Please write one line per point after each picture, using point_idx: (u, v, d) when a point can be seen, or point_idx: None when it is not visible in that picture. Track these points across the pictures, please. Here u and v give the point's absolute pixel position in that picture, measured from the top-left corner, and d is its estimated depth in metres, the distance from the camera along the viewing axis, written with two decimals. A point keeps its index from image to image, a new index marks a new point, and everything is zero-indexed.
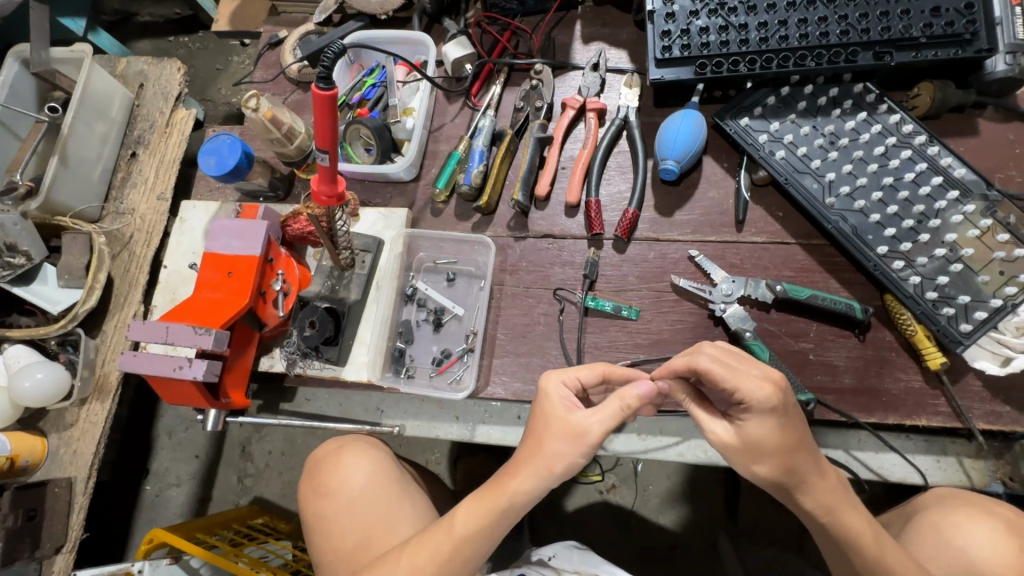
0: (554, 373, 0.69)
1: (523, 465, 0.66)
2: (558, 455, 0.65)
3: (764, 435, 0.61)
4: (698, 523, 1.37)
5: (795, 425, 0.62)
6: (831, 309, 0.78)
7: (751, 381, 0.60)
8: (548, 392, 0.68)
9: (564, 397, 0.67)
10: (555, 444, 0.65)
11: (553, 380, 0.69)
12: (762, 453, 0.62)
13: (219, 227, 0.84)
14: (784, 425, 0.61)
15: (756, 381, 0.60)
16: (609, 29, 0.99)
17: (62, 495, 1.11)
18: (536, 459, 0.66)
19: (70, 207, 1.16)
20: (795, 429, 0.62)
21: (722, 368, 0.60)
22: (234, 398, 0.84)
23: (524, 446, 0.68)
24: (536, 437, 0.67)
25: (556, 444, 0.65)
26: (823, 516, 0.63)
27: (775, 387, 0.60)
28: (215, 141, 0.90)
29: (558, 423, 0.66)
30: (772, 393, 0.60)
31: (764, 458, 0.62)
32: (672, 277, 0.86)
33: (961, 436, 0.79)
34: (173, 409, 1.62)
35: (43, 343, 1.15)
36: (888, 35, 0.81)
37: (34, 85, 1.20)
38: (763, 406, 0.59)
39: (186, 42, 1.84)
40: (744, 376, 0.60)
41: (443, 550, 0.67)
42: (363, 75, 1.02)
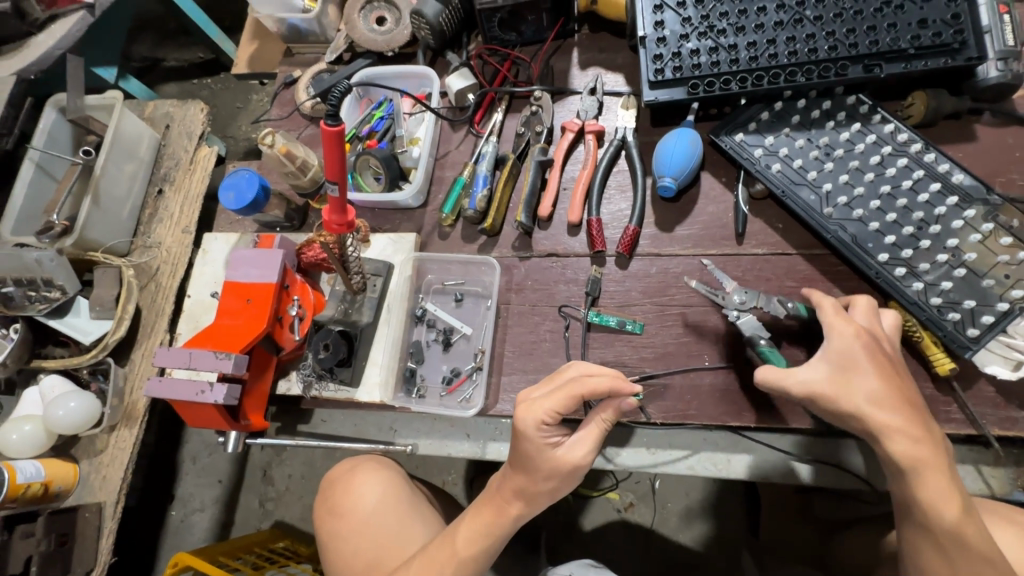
0: (532, 419, 0.67)
1: (513, 489, 0.72)
2: (550, 484, 0.70)
3: (856, 363, 0.63)
4: (720, 541, 1.35)
5: (887, 363, 0.64)
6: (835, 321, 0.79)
7: (839, 312, 0.66)
8: (531, 435, 0.67)
9: (544, 433, 0.68)
10: (545, 481, 0.70)
11: (529, 422, 0.67)
12: (856, 385, 0.62)
13: (237, 257, 0.89)
14: (874, 359, 0.63)
15: (844, 317, 0.66)
16: (606, 54, 1.03)
17: (92, 519, 1.16)
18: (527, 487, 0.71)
19: (102, 242, 1.23)
20: (886, 369, 0.63)
21: (823, 300, 0.69)
22: (253, 421, 0.88)
23: (510, 478, 0.73)
24: (526, 472, 0.70)
25: (550, 480, 0.70)
26: (907, 472, 0.62)
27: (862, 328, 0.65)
28: (234, 176, 0.96)
29: (548, 464, 0.69)
30: (859, 329, 0.64)
31: (858, 393, 0.62)
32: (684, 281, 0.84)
33: (979, 443, 0.77)
34: (197, 434, 1.67)
35: (76, 372, 1.21)
36: (876, 48, 0.83)
37: (70, 130, 1.28)
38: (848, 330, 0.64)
39: (208, 83, 1.96)
40: (827, 307, 0.67)
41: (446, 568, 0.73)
42: (371, 109, 1.07)
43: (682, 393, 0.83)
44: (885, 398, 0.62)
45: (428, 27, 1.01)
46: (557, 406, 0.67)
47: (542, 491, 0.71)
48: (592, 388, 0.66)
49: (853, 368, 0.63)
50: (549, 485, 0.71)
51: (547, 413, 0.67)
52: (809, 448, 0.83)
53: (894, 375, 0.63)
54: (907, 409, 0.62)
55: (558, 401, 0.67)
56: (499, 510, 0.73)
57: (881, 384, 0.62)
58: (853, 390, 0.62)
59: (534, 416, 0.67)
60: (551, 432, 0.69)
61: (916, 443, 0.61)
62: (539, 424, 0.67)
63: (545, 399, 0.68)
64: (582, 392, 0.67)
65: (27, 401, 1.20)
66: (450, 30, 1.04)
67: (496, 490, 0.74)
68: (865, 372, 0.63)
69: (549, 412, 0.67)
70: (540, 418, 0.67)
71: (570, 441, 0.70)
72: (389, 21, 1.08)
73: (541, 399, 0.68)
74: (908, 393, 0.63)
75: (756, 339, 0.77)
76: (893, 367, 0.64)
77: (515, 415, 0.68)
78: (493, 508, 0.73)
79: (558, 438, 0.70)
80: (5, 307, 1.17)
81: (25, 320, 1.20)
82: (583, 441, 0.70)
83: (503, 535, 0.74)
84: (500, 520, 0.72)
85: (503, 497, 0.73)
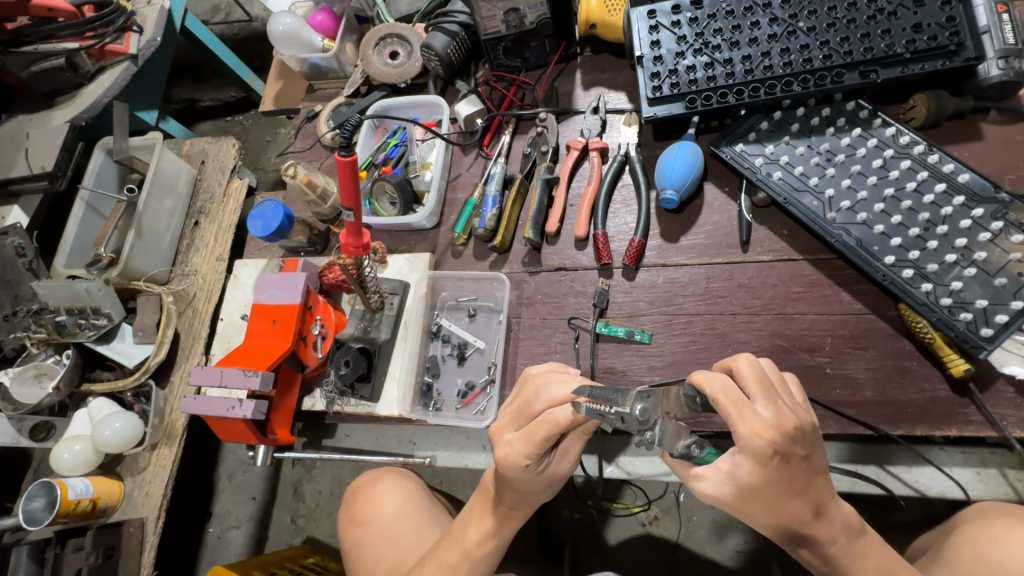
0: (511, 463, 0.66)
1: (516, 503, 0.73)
2: (543, 493, 0.74)
3: (764, 483, 0.52)
4: (750, 555, 1.32)
5: (799, 466, 0.52)
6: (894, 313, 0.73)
7: (750, 422, 0.50)
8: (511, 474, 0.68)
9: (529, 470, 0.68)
10: (537, 493, 0.74)
11: (512, 467, 0.67)
12: (759, 498, 0.54)
13: (265, 280, 0.95)
14: (783, 475, 0.51)
15: (755, 425, 0.50)
16: (607, 74, 1.07)
17: (135, 534, 1.22)
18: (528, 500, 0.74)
19: (144, 271, 1.33)
20: (795, 478, 0.52)
21: (729, 403, 0.51)
22: (280, 435, 0.93)
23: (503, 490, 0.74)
24: (514, 487, 0.72)
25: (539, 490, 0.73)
26: (823, 564, 0.61)
27: (780, 434, 0.50)
28: (261, 207, 1.03)
29: (532, 486, 0.72)
30: (773, 440, 0.50)
31: (756, 507, 0.54)
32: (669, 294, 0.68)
33: (1003, 446, 0.76)
34: (232, 453, 1.74)
35: (121, 395, 1.29)
36: (871, 54, 0.84)
37: (116, 170, 1.40)
38: (766, 449, 0.50)
39: (240, 120, 2.08)
40: (737, 416, 0.50)
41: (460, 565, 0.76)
42: (386, 137, 1.14)
43: None
44: (785, 506, 0.54)
45: (437, 58, 1.08)
46: (530, 449, 0.65)
47: (536, 495, 0.74)
48: (562, 427, 0.62)
49: (759, 485, 0.52)
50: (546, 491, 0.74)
51: (523, 459, 0.66)
52: (862, 455, 0.80)
53: (802, 477, 0.53)
54: (814, 511, 0.55)
55: (532, 445, 0.64)
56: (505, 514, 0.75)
57: (787, 497, 0.53)
58: (752, 503, 0.54)
59: (513, 460, 0.66)
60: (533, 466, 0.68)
61: (825, 542, 0.58)
62: (519, 466, 0.67)
63: (518, 442, 0.66)
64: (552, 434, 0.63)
65: (78, 421, 1.29)
66: (458, 59, 1.10)
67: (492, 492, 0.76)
68: (772, 490, 0.52)
69: (524, 456, 0.66)
70: (520, 462, 0.66)
71: (554, 460, 0.71)
72: (402, 55, 1.14)
73: (516, 442, 0.66)
74: (815, 483, 0.54)
75: (686, 451, 0.55)
76: (806, 466, 0.53)
77: (496, 456, 0.68)
78: (494, 514, 0.75)
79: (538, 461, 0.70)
80: (58, 334, 1.25)
81: (75, 346, 1.27)
82: (563, 460, 0.71)
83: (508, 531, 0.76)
84: (505, 522, 0.75)
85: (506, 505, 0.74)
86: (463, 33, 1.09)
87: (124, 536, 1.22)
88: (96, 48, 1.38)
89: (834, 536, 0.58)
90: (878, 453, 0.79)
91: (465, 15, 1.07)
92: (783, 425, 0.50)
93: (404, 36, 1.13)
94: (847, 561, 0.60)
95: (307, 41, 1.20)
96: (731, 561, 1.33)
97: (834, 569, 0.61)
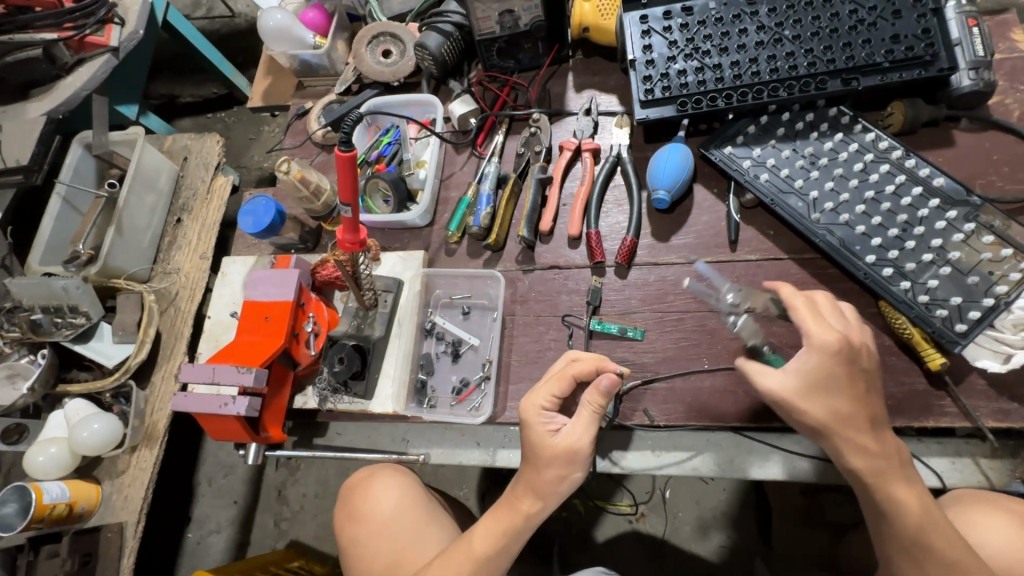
0: (530, 403, 0.76)
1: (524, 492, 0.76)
2: (559, 477, 0.74)
3: (827, 378, 0.65)
4: (735, 550, 1.34)
5: (860, 375, 0.66)
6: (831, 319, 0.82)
7: (820, 324, 0.66)
8: (530, 421, 0.75)
9: (545, 418, 0.75)
10: (548, 469, 0.74)
11: (532, 409, 0.76)
12: (818, 394, 0.66)
13: (255, 277, 0.94)
14: (846, 378, 0.65)
15: (824, 326, 0.66)
16: (599, 77, 1.09)
17: (114, 539, 1.19)
18: (537, 490, 0.75)
19: (124, 269, 1.29)
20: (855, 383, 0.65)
21: (804, 308, 0.68)
22: (272, 433, 0.92)
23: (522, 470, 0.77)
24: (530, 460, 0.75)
25: (555, 470, 0.74)
26: (869, 476, 0.67)
27: (843, 337, 0.65)
28: (251, 203, 1.01)
29: (546, 452, 0.73)
30: (839, 340, 0.65)
31: (818, 406, 0.66)
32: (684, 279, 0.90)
33: (975, 436, 0.80)
34: (213, 456, 1.70)
35: (99, 395, 1.26)
36: (853, 63, 0.88)
37: (94, 165, 1.36)
38: (831, 347, 0.65)
39: (222, 117, 2.05)
40: (814, 316, 0.67)
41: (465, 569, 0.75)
42: (379, 135, 1.14)
43: (682, 396, 0.87)
44: (846, 411, 0.66)
45: (431, 57, 1.08)
46: (552, 390, 0.76)
47: (549, 482, 0.74)
48: (579, 369, 0.76)
49: (821, 381, 0.66)
50: (559, 474, 0.74)
51: (545, 398, 0.76)
52: None
53: (862, 389, 0.66)
54: (870, 424, 0.66)
55: (552, 384, 0.76)
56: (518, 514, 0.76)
57: (846, 400, 0.65)
58: (813, 401, 0.66)
59: (533, 403, 0.76)
60: (551, 419, 0.76)
61: (882, 461, 0.66)
62: (539, 409, 0.76)
63: (541, 387, 0.77)
64: (571, 374, 0.76)
65: (52, 423, 1.25)
66: (451, 60, 1.11)
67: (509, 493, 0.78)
68: (831, 384, 0.66)
69: (548, 398, 0.76)
70: (541, 403, 0.76)
71: (566, 428, 0.74)
72: (395, 54, 1.15)
73: (541, 388, 0.77)
74: (874, 403, 0.67)
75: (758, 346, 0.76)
76: (864, 379, 0.66)
77: (520, 405, 0.77)
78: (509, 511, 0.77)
79: (557, 427, 0.75)
80: (32, 333, 1.20)
81: (51, 345, 1.24)
82: (577, 426, 0.73)
83: (518, 536, 0.76)
84: (514, 520, 0.76)
85: (517, 496, 0.77)
86: (457, 33, 1.09)
87: (103, 542, 1.19)
88: (76, 39, 1.35)
89: (885, 455, 0.66)
90: None
91: (459, 16, 1.08)
92: (847, 333, 0.66)
93: (397, 35, 1.14)
94: (886, 480, 0.66)
95: (299, 37, 1.18)
96: (716, 556, 1.35)
97: (880, 485, 0.66)
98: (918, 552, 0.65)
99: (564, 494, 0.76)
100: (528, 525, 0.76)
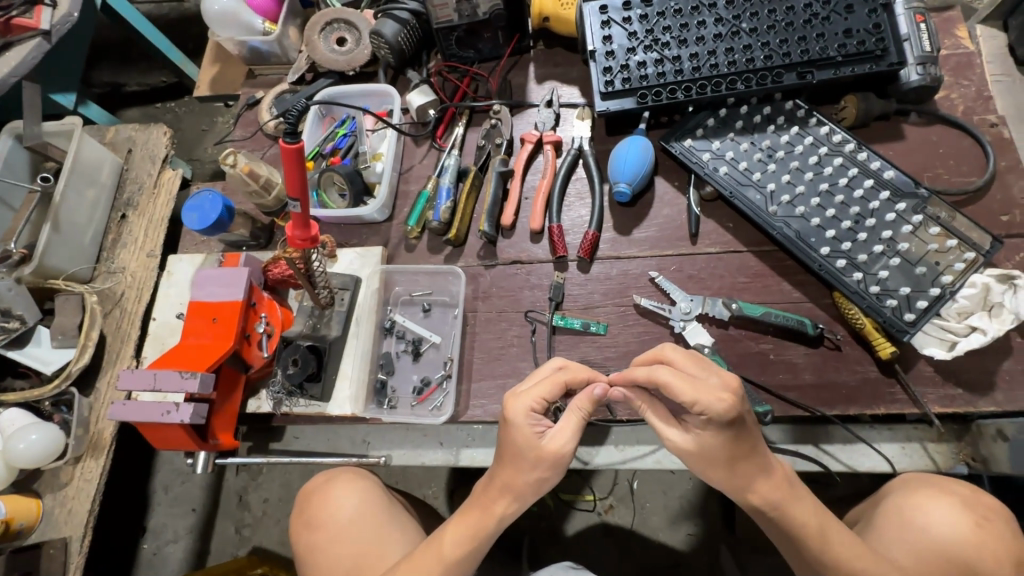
0: (520, 404, 0.71)
1: (498, 495, 0.73)
2: (539, 479, 0.72)
3: (722, 440, 0.64)
4: (701, 538, 1.37)
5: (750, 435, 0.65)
6: (783, 324, 0.84)
7: (706, 395, 0.62)
8: (519, 423, 0.70)
9: (533, 421, 0.71)
10: (531, 471, 0.71)
11: (520, 410, 0.71)
12: (721, 459, 0.65)
13: (202, 275, 0.89)
14: (739, 437, 0.64)
15: (712, 395, 0.62)
16: (561, 69, 1.07)
17: (57, 556, 1.12)
18: (512, 492, 0.73)
19: (63, 269, 1.21)
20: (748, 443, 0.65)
21: (679, 382, 0.63)
22: (223, 440, 0.88)
23: (497, 474, 0.74)
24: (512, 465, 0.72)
25: (536, 472, 0.71)
26: (771, 510, 0.67)
27: (733, 398, 0.62)
28: (197, 198, 0.96)
29: (532, 454, 0.70)
30: (730, 405, 0.62)
31: (719, 463, 0.66)
32: (634, 296, 0.91)
33: (923, 421, 0.83)
34: (168, 463, 1.63)
35: (38, 404, 1.17)
36: (807, 56, 0.89)
37: (27, 157, 1.26)
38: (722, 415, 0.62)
39: (172, 107, 1.95)
40: (698, 393, 0.62)
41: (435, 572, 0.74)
42: (334, 126, 1.09)
43: None
44: (741, 463, 0.66)
45: (387, 46, 1.04)
46: (543, 393, 0.71)
47: (529, 483, 0.72)
48: (573, 375, 0.73)
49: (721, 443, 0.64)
50: (540, 474, 0.71)
51: (535, 401, 0.71)
52: (798, 435, 0.85)
53: (751, 440, 0.66)
54: (764, 466, 0.67)
55: (546, 387, 0.72)
56: (490, 517, 0.74)
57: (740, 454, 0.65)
58: (711, 462, 0.66)
59: (521, 402, 0.71)
60: (539, 422, 0.71)
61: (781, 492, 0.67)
62: (528, 411, 0.71)
63: (530, 388, 0.72)
64: (564, 379, 0.72)
65: None
66: (409, 49, 1.07)
67: (479, 497, 0.75)
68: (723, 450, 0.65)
69: (537, 399, 0.71)
70: (529, 405, 0.71)
71: (553, 431, 0.71)
72: (350, 41, 1.10)
73: (529, 388, 0.72)
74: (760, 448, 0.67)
75: (699, 346, 0.86)
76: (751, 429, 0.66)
77: (504, 404, 0.72)
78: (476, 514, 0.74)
79: (543, 429, 0.72)
80: None
81: None
82: (566, 430, 0.70)
83: (488, 537, 0.75)
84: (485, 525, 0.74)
85: (491, 499, 0.74)
86: (414, 21, 1.06)
87: (44, 559, 1.12)
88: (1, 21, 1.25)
89: (782, 491, 0.67)
90: (815, 433, 0.85)
91: (416, 3, 1.05)
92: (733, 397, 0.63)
93: (352, 21, 1.09)
94: (789, 507, 0.66)
95: (246, 22, 1.14)
96: (683, 544, 1.37)
97: (781, 514, 0.67)
98: (830, 573, 0.66)
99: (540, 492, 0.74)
100: (498, 526, 0.75)
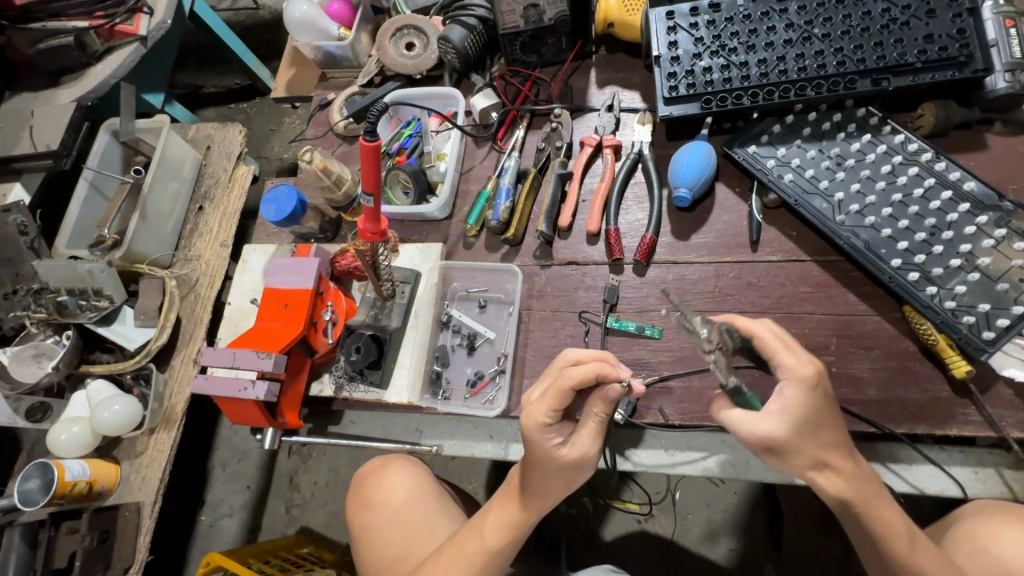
0: (530, 416, 0.70)
1: (534, 500, 0.76)
2: (567, 483, 0.75)
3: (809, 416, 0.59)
4: (745, 553, 1.33)
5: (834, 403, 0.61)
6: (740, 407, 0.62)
7: (796, 355, 0.60)
8: (535, 438, 0.70)
9: (549, 435, 0.71)
10: (559, 479, 0.74)
11: (533, 427, 0.70)
12: (806, 435, 0.60)
13: (278, 264, 0.96)
14: (824, 406, 0.60)
15: (799, 357, 0.60)
16: (622, 74, 1.08)
17: (132, 518, 1.21)
18: (544, 494, 0.75)
19: (147, 255, 1.31)
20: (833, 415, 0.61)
21: (774, 339, 0.61)
22: (289, 419, 0.94)
23: (529, 476, 0.75)
24: (537, 467, 0.73)
25: (564, 479, 0.74)
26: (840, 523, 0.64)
27: (817, 368, 0.59)
28: (274, 191, 1.03)
29: (555, 465, 0.72)
30: (815, 371, 0.59)
31: (806, 444, 0.60)
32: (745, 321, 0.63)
33: (999, 446, 0.79)
34: (227, 441, 1.73)
35: (120, 377, 1.27)
36: (884, 63, 0.86)
37: (121, 152, 1.38)
38: (807, 377, 0.59)
39: (245, 108, 2.08)
40: (784, 350, 0.60)
41: (478, 559, 0.76)
42: (400, 127, 1.15)
43: (697, 393, 0.86)
44: (827, 439, 0.61)
45: (453, 50, 1.08)
46: (551, 404, 0.69)
47: (560, 486, 0.75)
48: (576, 379, 0.67)
49: (804, 420, 0.59)
50: (565, 480, 0.74)
51: (548, 416, 0.69)
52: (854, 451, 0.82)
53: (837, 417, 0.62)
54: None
55: (552, 398, 0.69)
56: (527, 513, 0.76)
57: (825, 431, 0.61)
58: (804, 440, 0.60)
59: (534, 420, 0.70)
60: (554, 433, 0.71)
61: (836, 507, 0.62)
62: (540, 426, 0.70)
63: (540, 400, 0.70)
64: (570, 385, 0.67)
65: (75, 403, 1.27)
66: (473, 53, 1.10)
67: (516, 482, 0.78)
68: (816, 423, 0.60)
69: (547, 413, 0.69)
70: (542, 421, 0.70)
71: (574, 439, 0.72)
72: (418, 46, 1.15)
73: (538, 397, 0.70)
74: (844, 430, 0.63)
75: (738, 385, 0.61)
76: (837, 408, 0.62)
77: (519, 419, 0.71)
78: (515, 502, 0.77)
79: (562, 438, 0.72)
80: (59, 314, 1.24)
81: (76, 327, 1.26)
82: (584, 437, 0.72)
83: (526, 527, 0.78)
84: (526, 513, 0.76)
85: (528, 496, 0.76)
86: (480, 27, 1.09)
87: (120, 520, 1.21)
88: (106, 27, 1.37)
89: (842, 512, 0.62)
90: (874, 451, 0.81)
91: (483, 9, 1.09)
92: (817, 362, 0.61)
93: (420, 27, 1.14)
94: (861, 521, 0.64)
95: (324, 29, 1.19)
96: (725, 560, 1.34)
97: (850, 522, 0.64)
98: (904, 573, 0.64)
99: (568, 489, 0.77)
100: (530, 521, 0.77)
